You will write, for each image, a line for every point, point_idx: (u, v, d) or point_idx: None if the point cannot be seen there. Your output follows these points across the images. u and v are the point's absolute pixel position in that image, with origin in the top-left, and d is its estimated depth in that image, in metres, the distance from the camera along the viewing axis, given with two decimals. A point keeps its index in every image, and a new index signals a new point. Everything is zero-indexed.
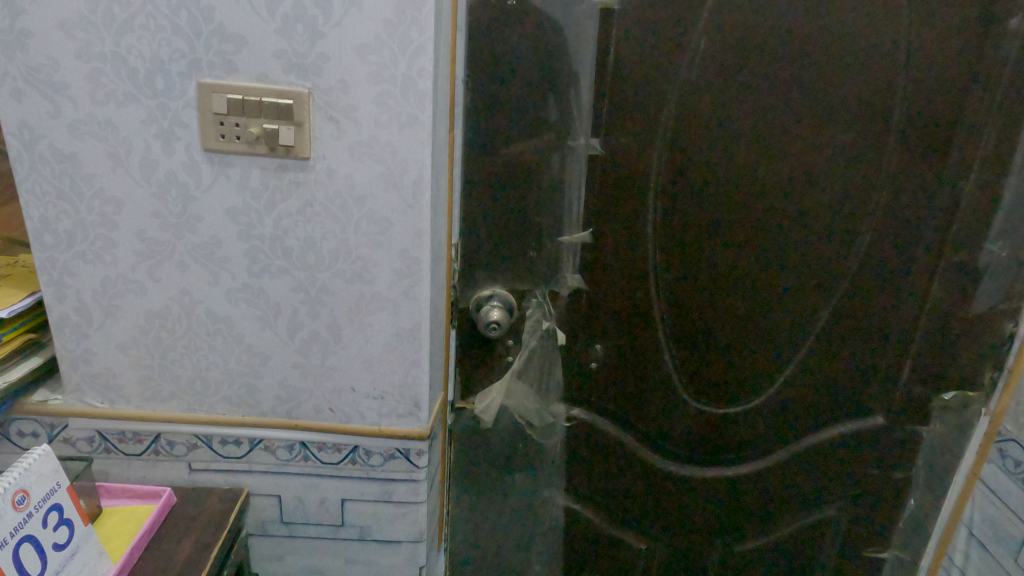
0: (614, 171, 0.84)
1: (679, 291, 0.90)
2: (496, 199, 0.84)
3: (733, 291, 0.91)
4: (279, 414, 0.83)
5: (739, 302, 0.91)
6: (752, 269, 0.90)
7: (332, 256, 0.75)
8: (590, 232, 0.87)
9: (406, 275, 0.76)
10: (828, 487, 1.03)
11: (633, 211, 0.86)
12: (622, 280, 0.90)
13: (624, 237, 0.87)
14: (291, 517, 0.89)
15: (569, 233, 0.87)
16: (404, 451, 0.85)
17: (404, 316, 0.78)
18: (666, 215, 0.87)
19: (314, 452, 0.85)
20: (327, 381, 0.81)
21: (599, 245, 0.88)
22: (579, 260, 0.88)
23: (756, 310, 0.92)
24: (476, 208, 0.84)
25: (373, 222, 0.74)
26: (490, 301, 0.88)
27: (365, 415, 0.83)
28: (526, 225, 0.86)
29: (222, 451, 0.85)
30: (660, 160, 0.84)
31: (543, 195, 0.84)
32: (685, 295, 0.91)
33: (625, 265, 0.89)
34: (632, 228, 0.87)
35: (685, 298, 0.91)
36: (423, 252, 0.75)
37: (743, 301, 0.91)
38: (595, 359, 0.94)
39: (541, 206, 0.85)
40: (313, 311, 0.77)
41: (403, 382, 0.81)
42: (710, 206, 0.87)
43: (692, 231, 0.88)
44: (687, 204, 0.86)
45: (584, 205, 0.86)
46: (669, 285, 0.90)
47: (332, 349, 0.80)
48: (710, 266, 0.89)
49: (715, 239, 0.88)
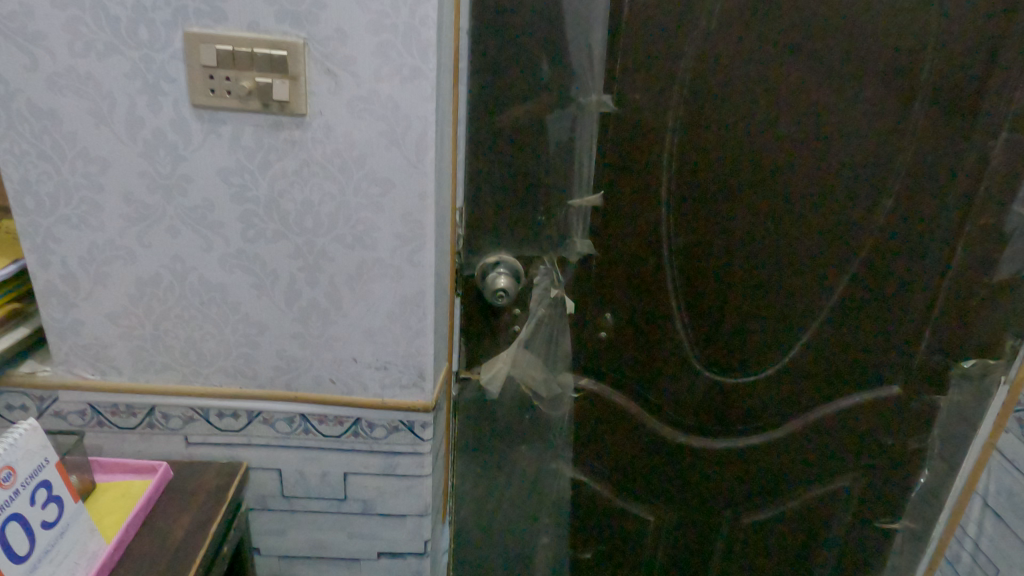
0: (627, 130, 0.80)
1: (693, 257, 0.87)
2: (503, 160, 0.80)
3: (749, 258, 0.87)
4: (278, 386, 0.80)
5: (755, 269, 0.88)
6: (769, 233, 0.86)
7: (331, 221, 0.71)
8: (601, 195, 0.83)
9: (409, 240, 0.72)
10: (842, 457, 1.01)
11: (647, 174, 0.82)
12: (634, 246, 0.86)
13: (637, 201, 0.84)
14: (292, 491, 0.86)
15: (579, 197, 0.83)
16: (408, 424, 0.82)
17: (407, 283, 0.74)
18: (681, 178, 0.83)
19: (314, 424, 0.82)
20: (327, 351, 0.78)
21: (611, 209, 0.84)
22: (589, 225, 0.85)
23: (773, 278, 0.89)
24: (482, 171, 0.80)
25: (373, 182, 0.69)
26: (496, 268, 0.84)
27: (367, 386, 0.80)
28: (534, 188, 0.82)
29: (219, 424, 0.82)
30: (677, 119, 0.80)
31: (553, 157, 0.80)
32: (700, 261, 0.87)
33: (638, 230, 0.85)
34: (645, 192, 0.83)
35: (700, 265, 0.87)
36: (427, 215, 0.71)
37: (760, 267, 0.88)
38: (605, 328, 0.90)
39: (550, 168, 0.81)
40: (311, 278, 0.74)
41: (406, 353, 0.78)
42: (728, 168, 0.83)
43: (708, 194, 0.84)
44: (704, 166, 0.82)
45: (595, 167, 0.82)
46: (683, 251, 0.86)
47: (332, 318, 0.76)
48: (726, 232, 0.86)
49: (732, 203, 0.84)
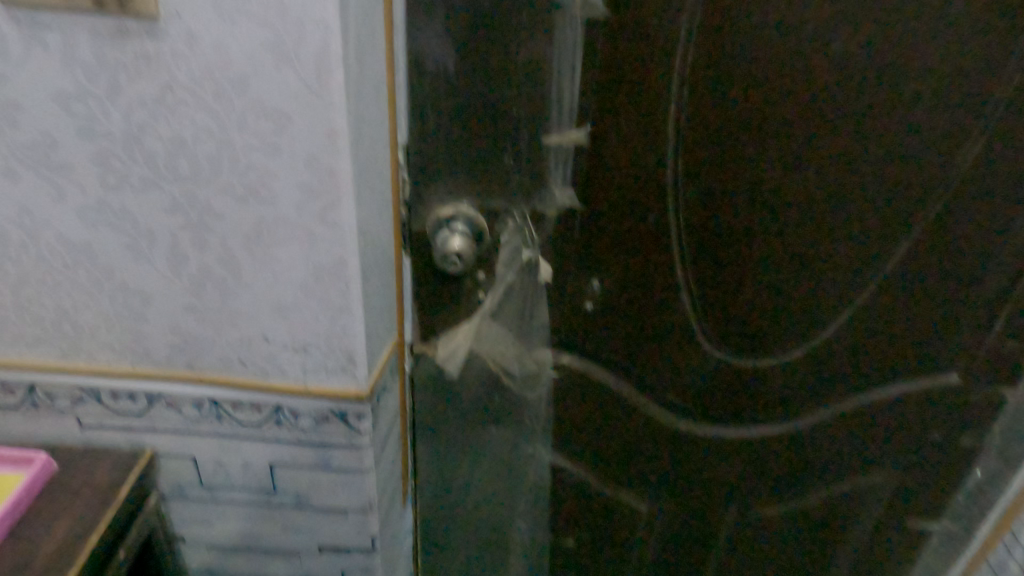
0: (626, 42, 0.59)
1: (706, 213, 0.68)
2: (459, 83, 0.59)
3: (779, 213, 0.68)
4: (178, 366, 0.65)
5: (786, 228, 0.69)
6: (808, 183, 0.67)
7: (213, 166, 0.53)
8: (587, 131, 0.63)
9: (319, 193, 0.54)
10: (877, 452, 0.85)
11: (649, 102, 0.62)
12: (631, 197, 0.67)
13: (634, 138, 0.64)
14: (211, 481, 0.73)
15: (558, 132, 0.63)
16: (340, 414, 0.67)
17: (322, 248, 0.57)
18: (693, 108, 0.63)
19: (227, 411, 0.68)
20: (231, 329, 0.62)
21: (600, 149, 0.64)
22: (572, 169, 0.65)
23: (807, 240, 0.70)
24: (430, 97, 0.60)
25: (263, 115, 0.51)
26: (452, 223, 0.66)
27: (286, 370, 0.64)
28: (501, 121, 0.62)
29: (115, 407, 0.68)
30: (693, 28, 0.59)
31: (524, 79, 0.60)
32: (714, 217, 0.68)
33: (635, 176, 0.66)
34: (647, 126, 0.63)
35: (714, 223, 0.68)
36: (342, 160, 0.52)
37: (793, 226, 0.69)
38: (592, 298, 0.73)
39: (522, 94, 0.60)
40: (198, 239, 0.57)
41: (330, 333, 0.62)
42: (759, 95, 0.62)
43: (729, 129, 0.64)
44: (725, 93, 0.62)
45: (583, 92, 0.61)
46: (693, 205, 0.67)
47: (231, 289, 0.59)
48: (750, 180, 0.66)
49: (761, 142, 0.64)
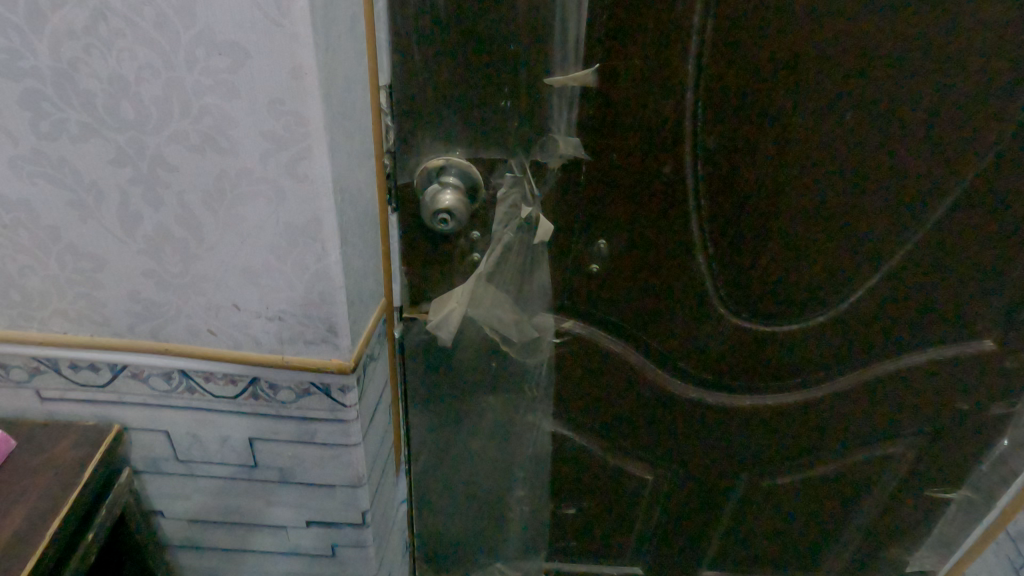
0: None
1: (727, 165, 0.60)
2: (450, 13, 0.51)
3: (809, 166, 0.61)
4: (141, 335, 0.59)
5: (817, 180, 0.61)
6: (846, 130, 0.59)
7: (160, 111, 0.45)
8: (595, 70, 0.55)
9: (287, 142, 0.47)
10: (898, 421, 0.80)
11: (670, 37, 0.54)
12: (643, 147, 0.59)
13: (650, 79, 0.56)
14: (188, 455, 0.68)
15: (562, 72, 0.55)
16: (322, 387, 0.61)
17: (294, 206, 0.50)
18: (719, 44, 0.55)
19: (199, 383, 0.62)
20: (197, 295, 0.55)
21: (611, 92, 0.56)
22: (577, 114, 0.57)
23: (837, 196, 0.62)
24: (416, 30, 0.52)
25: (216, 49, 0.43)
26: (442, 176, 0.59)
27: (260, 341, 0.58)
28: (498, 59, 0.54)
29: (77, 379, 0.62)
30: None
31: (525, 9, 0.51)
32: (736, 170, 0.60)
33: (649, 123, 0.58)
34: (665, 65, 0.55)
35: (735, 176, 0.61)
36: (311, 104, 0.45)
37: (825, 179, 0.61)
38: (598, 260, 0.66)
39: (522, 26, 0.52)
40: (151, 195, 0.50)
41: (307, 301, 0.55)
42: (796, 29, 0.54)
43: (758, 68, 0.56)
44: (757, 27, 0.54)
45: (593, 25, 0.53)
46: (713, 155, 0.60)
47: (193, 252, 0.53)
48: (779, 127, 0.59)
49: (795, 84, 0.56)
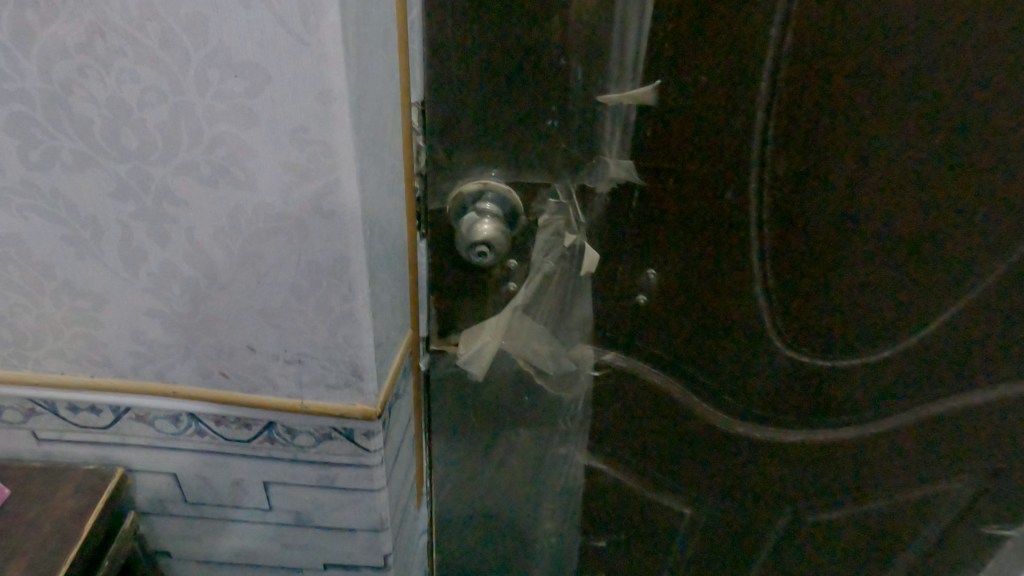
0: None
1: (794, 190, 0.54)
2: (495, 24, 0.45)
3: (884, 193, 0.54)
4: (147, 377, 0.53)
5: (896, 207, 0.55)
6: (932, 154, 0.52)
7: (167, 140, 0.40)
8: (656, 88, 0.49)
9: (311, 175, 0.41)
10: (961, 458, 0.74)
11: (740, 51, 0.48)
12: (702, 170, 0.53)
13: (716, 97, 0.49)
14: (197, 498, 0.63)
15: (618, 90, 0.49)
16: (344, 432, 0.56)
17: (318, 244, 0.44)
18: (795, 60, 0.48)
19: (210, 426, 0.56)
20: (208, 337, 0.50)
21: (671, 111, 0.50)
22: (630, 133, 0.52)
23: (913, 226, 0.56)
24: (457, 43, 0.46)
25: (231, 71, 0.37)
26: (481, 201, 0.52)
27: (277, 385, 0.53)
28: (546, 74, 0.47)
29: (77, 420, 0.57)
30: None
31: (580, 20, 0.46)
32: (803, 198, 0.54)
33: (711, 145, 0.52)
34: (735, 83, 0.49)
35: (802, 202, 0.55)
36: (340, 133, 0.39)
37: (905, 206, 0.55)
38: (645, 291, 0.60)
39: (574, 39, 0.46)
40: (157, 231, 0.44)
41: (330, 343, 0.50)
42: (886, 46, 0.47)
43: (841, 85, 0.49)
44: (842, 40, 0.47)
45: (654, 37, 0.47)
46: (780, 180, 0.53)
47: (204, 292, 0.47)
48: (858, 151, 0.52)
49: (880, 104, 0.50)
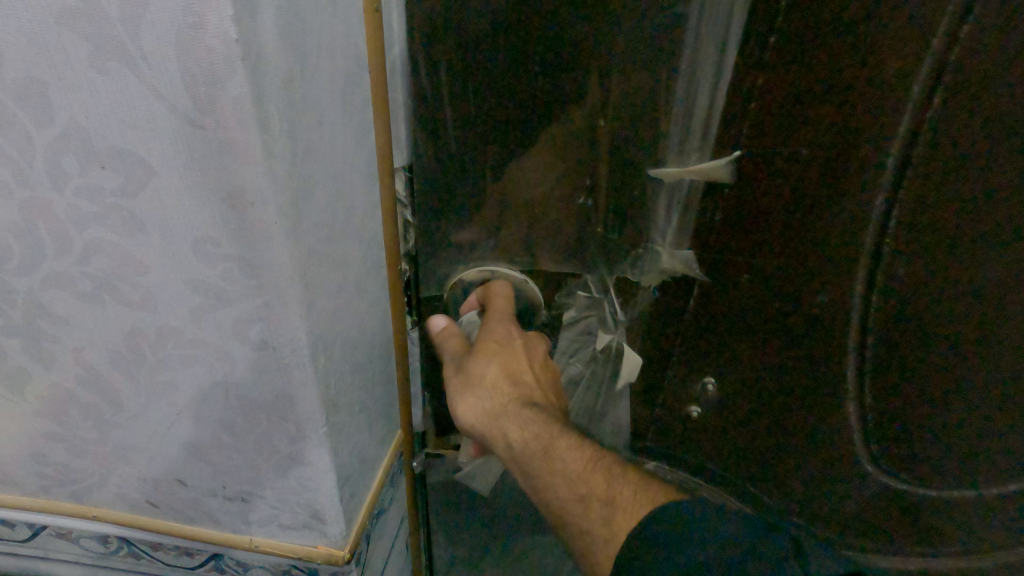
0: (817, 28, 0.43)
1: (902, 301, 0.51)
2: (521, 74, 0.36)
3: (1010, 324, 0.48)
4: (59, 497, 0.42)
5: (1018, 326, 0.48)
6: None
7: (24, 244, 0.27)
8: (736, 164, 0.49)
9: (230, 298, 0.28)
10: None
11: (849, 129, 0.46)
12: (786, 257, 0.52)
13: (813, 174, 0.48)
14: None
15: (682, 165, 0.46)
16: (307, 571, 0.44)
17: (250, 378, 0.32)
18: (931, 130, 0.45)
19: (146, 549, 0.45)
20: (126, 465, 0.38)
21: (739, 204, 0.51)
22: (688, 220, 0.51)
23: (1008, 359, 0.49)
24: (472, 97, 0.37)
25: (96, 161, 0.24)
26: (484, 289, 0.46)
27: (219, 519, 0.41)
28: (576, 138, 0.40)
29: None
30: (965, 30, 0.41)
31: (627, 80, 0.39)
32: (944, 330, 0.50)
33: (794, 233, 0.51)
34: (842, 171, 0.48)
35: (923, 335, 0.51)
36: (265, 247, 0.26)
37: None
38: (701, 398, 0.61)
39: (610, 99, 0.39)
40: (36, 348, 0.32)
41: (279, 484, 0.38)
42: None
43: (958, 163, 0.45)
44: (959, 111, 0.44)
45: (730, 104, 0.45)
46: (889, 283, 0.50)
47: (111, 419, 0.35)
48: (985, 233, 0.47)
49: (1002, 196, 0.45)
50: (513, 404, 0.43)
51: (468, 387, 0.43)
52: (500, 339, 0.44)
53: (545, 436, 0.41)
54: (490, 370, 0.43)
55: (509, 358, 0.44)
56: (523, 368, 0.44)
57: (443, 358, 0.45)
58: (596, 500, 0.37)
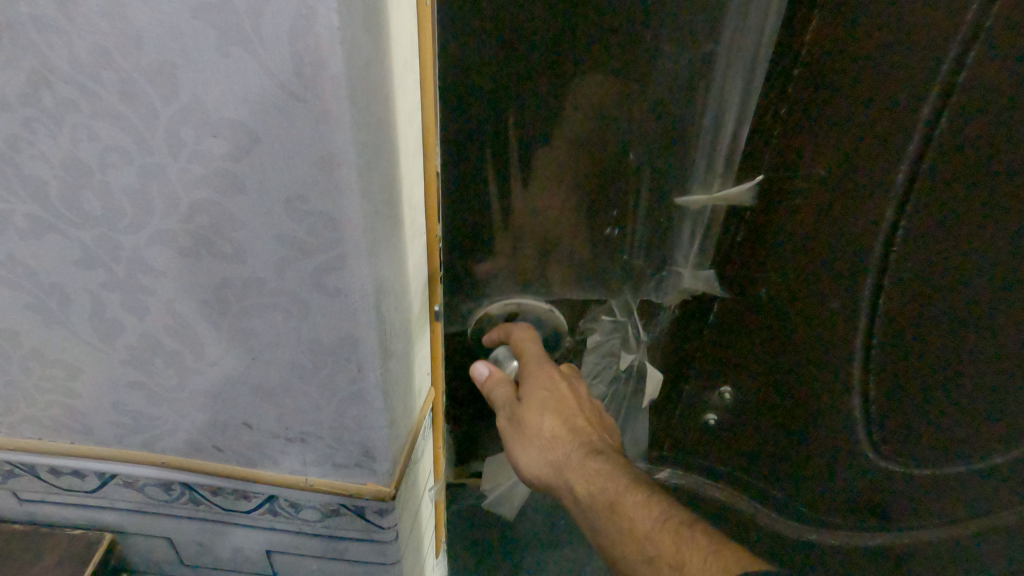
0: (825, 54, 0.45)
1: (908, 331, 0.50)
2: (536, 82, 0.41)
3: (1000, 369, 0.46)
4: (132, 445, 0.47)
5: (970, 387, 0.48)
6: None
7: (137, 205, 0.32)
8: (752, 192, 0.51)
9: (311, 249, 0.33)
10: None
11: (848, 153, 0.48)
12: (779, 283, 0.56)
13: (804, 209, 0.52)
14: (194, 561, 0.57)
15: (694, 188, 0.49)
16: (354, 509, 0.49)
17: (319, 322, 0.37)
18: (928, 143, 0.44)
19: (204, 495, 0.50)
20: (199, 410, 0.43)
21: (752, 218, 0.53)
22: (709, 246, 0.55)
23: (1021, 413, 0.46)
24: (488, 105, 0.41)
25: (209, 131, 0.29)
26: (510, 322, 0.52)
27: (278, 461, 0.46)
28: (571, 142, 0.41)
29: (59, 484, 0.51)
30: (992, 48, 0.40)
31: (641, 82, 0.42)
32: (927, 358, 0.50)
33: (832, 238, 0.52)
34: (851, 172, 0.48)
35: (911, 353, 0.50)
36: (347, 204, 0.31)
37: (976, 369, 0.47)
38: (715, 408, 0.66)
39: (601, 104, 0.42)
40: (133, 301, 0.37)
41: (337, 423, 0.43)
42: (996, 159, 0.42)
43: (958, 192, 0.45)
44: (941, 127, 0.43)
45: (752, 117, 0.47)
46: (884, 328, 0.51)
47: (191, 366, 0.40)
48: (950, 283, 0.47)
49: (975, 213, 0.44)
50: (572, 455, 0.48)
51: (524, 439, 0.49)
52: (542, 376, 0.48)
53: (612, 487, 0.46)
54: (545, 420, 0.48)
55: (561, 409, 0.48)
56: (573, 412, 0.49)
57: (497, 405, 0.50)
58: (665, 564, 0.41)
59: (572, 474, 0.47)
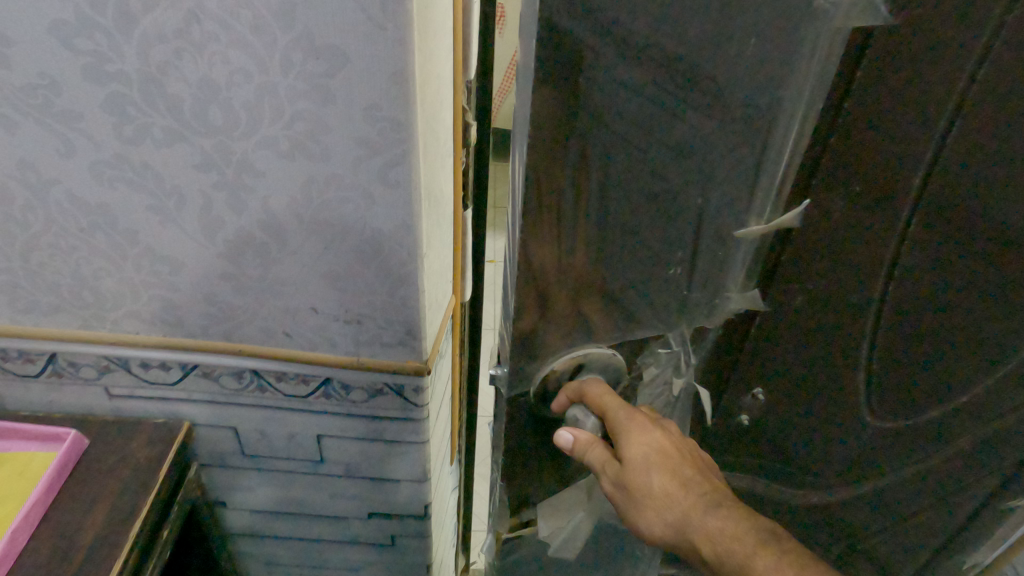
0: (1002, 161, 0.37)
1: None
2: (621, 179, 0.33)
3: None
4: (214, 336, 0.58)
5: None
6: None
7: (250, 115, 0.43)
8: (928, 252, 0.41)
9: (380, 149, 0.45)
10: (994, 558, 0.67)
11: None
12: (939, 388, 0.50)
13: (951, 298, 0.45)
14: (254, 450, 0.68)
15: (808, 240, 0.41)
16: (395, 387, 0.60)
17: (381, 211, 0.48)
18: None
19: (271, 382, 0.61)
20: (275, 299, 0.54)
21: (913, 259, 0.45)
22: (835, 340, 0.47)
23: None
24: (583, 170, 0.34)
25: (313, 53, 0.40)
26: (577, 379, 0.43)
27: (336, 343, 0.57)
28: (574, 165, 0.33)
29: (146, 377, 0.61)
30: (997, 30, 0.32)
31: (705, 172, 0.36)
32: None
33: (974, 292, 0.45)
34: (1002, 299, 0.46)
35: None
36: (409, 110, 0.43)
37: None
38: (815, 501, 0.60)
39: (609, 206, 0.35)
40: (235, 200, 0.48)
41: (388, 305, 0.54)
42: None
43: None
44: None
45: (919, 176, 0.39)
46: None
47: (275, 256, 0.51)
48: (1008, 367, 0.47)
49: None
50: (689, 510, 0.47)
51: (631, 492, 0.47)
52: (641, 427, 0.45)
53: (740, 549, 0.45)
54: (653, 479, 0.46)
55: (673, 468, 0.47)
56: (676, 463, 0.47)
57: (595, 466, 0.46)
58: None
59: (699, 538, 0.46)
